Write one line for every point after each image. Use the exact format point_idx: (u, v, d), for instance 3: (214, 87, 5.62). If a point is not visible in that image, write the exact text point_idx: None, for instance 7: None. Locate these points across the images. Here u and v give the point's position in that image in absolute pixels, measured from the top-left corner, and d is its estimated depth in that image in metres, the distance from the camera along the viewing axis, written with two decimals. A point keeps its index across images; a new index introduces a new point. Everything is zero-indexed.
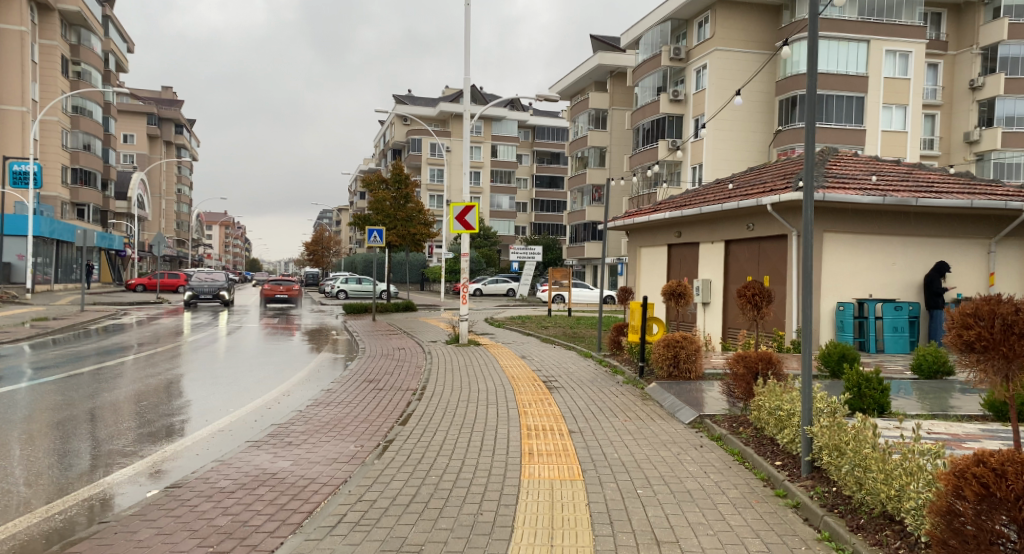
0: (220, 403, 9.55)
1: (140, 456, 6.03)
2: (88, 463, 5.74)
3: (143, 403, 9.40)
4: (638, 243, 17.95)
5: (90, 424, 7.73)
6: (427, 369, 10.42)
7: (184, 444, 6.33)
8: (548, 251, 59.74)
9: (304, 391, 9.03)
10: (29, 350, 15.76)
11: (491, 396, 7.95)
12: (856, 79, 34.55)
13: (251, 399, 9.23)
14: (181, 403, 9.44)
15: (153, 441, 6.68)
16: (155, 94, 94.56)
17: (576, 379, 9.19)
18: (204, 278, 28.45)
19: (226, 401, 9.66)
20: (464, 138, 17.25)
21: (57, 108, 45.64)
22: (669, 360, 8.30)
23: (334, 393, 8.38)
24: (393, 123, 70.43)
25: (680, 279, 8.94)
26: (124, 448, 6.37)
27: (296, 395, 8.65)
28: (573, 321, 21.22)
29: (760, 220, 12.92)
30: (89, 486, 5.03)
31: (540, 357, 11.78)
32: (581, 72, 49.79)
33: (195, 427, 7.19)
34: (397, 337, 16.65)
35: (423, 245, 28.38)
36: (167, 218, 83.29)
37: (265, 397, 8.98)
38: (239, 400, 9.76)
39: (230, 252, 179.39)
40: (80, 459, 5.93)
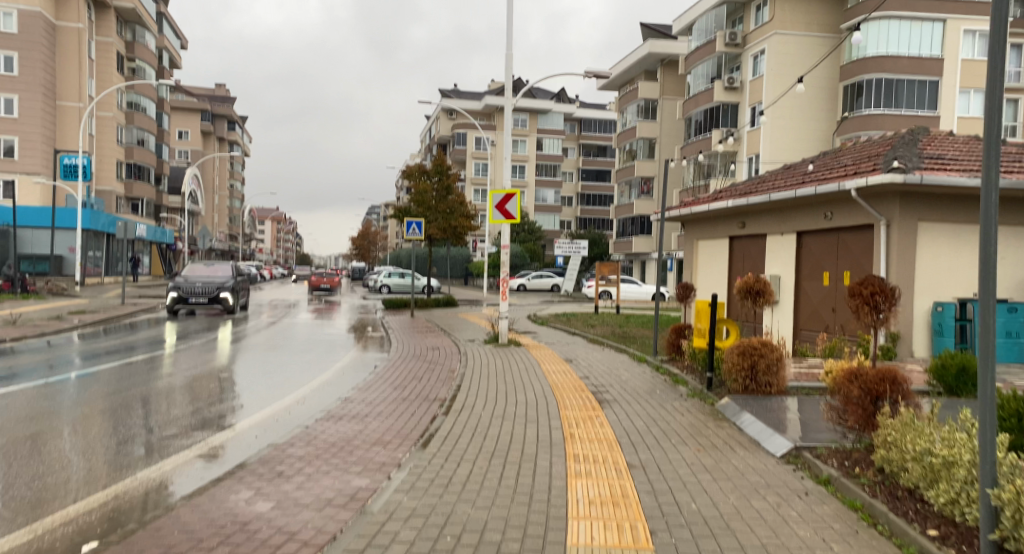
0: (233, 394, 8.57)
1: (120, 472, 5.03)
2: (52, 479, 4.75)
3: (155, 394, 8.53)
4: (694, 236, 16.48)
5: (86, 420, 6.80)
6: (460, 374, 9.26)
7: (168, 460, 5.30)
8: (594, 246, 58.21)
9: (323, 394, 7.99)
10: (77, 339, 15.48)
11: (531, 411, 6.73)
12: (930, 62, 32.12)
13: (270, 395, 8.26)
14: (195, 393, 8.52)
15: (139, 451, 5.67)
16: (209, 91, 96.41)
17: (633, 390, 7.90)
18: (201, 272, 21.96)
19: (244, 393, 8.71)
20: (507, 124, 15.94)
21: (111, 104, 46.34)
22: (746, 372, 6.96)
23: (354, 402, 7.31)
24: (439, 117, 69.84)
25: (757, 274, 7.57)
26: (103, 459, 5.39)
27: (312, 401, 7.65)
28: (622, 319, 19.91)
29: (841, 208, 11.34)
30: (39, 514, 4.03)
31: (587, 362, 10.51)
32: (631, 61, 47.96)
33: (193, 435, 6.19)
34: (434, 334, 15.67)
35: (464, 238, 27.45)
36: (218, 212, 84.72)
37: (281, 400, 7.95)
38: (257, 391, 8.78)
39: (282, 246, 183.22)
40: (52, 472, 4.96)
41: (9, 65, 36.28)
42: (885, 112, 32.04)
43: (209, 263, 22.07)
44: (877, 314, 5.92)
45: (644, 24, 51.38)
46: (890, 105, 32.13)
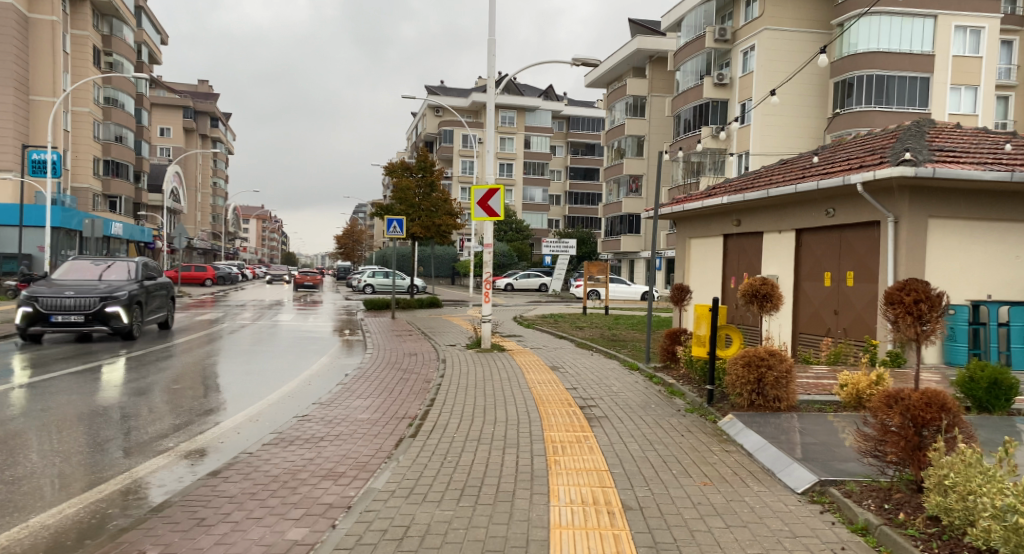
0: (185, 402, 7.72)
1: (21, 503, 4.17)
2: None
3: (101, 399, 7.66)
4: (686, 234, 15.77)
5: (6, 435, 5.91)
6: (437, 385, 8.44)
7: (86, 490, 4.45)
8: (582, 245, 57.60)
9: (281, 410, 7.14)
10: None
11: (512, 431, 5.95)
12: (922, 58, 31.66)
13: (225, 405, 7.41)
14: (140, 400, 7.64)
15: (54, 474, 4.83)
16: (191, 88, 94.71)
17: (627, 404, 7.15)
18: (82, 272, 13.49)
19: (196, 400, 7.85)
20: (491, 115, 15.15)
21: (86, 99, 45.00)
22: (752, 386, 6.22)
23: (310, 421, 6.47)
24: (425, 114, 68.87)
25: (762, 276, 6.81)
26: (7, 484, 4.54)
27: (268, 418, 6.81)
28: (611, 320, 19.21)
29: (845, 204, 10.62)
30: None
31: (575, 369, 9.74)
32: (619, 58, 47.23)
33: (122, 454, 5.37)
34: (414, 338, 14.80)
35: (449, 237, 26.53)
36: (201, 210, 83.28)
37: (233, 415, 7.07)
38: (211, 399, 7.92)
39: (266, 245, 181.53)
40: None
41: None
42: (876, 109, 31.56)
43: (96, 257, 13.59)
44: (919, 322, 5.01)
45: (633, 20, 50.69)
46: (881, 102, 31.62)
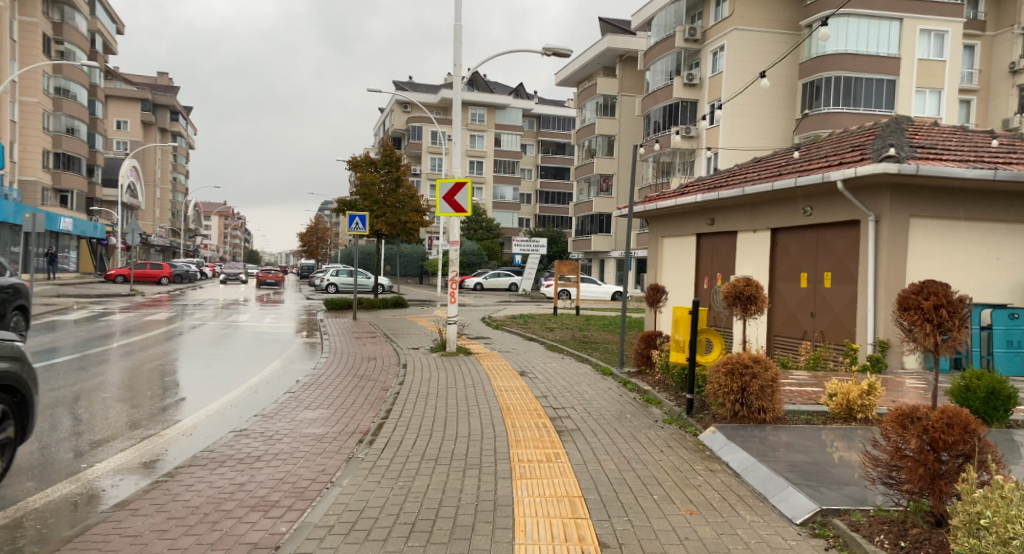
0: (109, 410, 6.94)
1: None
2: None
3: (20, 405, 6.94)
4: (658, 232, 15.38)
5: None
6: (395, 392, 7.83)
7: None
8: (551, 244, 57.32)
9: (219, 424, 6.42)
10: None
11: (474, 447, 5.37)
12: (887, 61, 31.90)
13: (159, 415, 6.69)
14: (61, 409, 6.86)
15: None
16: (151, 80, 92.01)
17: (601, 415, 6.60)
18: None
19: (128, 406, 7.11)
20: (458, 110, 13.22)
21: (36, 89, 43.09)
22: (735, 395, 5.74)
23: (249, 436, 5.79)
24: (393, 111, 67.84)
25: (747, 276, 6.32)
26: None
27: (203, 432, 6.10)
28: (582, 321, 18.72)
29: (823, 202, 10.28)
30: None
31: (544, 374, 9.23)
32: (588, 56, 46.96)
33: (26, 473, 4.67)
34: (375, 341, 14.10)
35: (415, 234, 25.61)
36: (161, 207, 80.95)
37: (163, 426, 6.33)
38: (144, 406, 7.16)
39: (230, 243, 177.87)
40: None
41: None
42: (843, 111, 31.82)
43: None
44: (939, 332, 4.07)
45: (603, 19, 50.48)
46: (848, 103, 31.86)
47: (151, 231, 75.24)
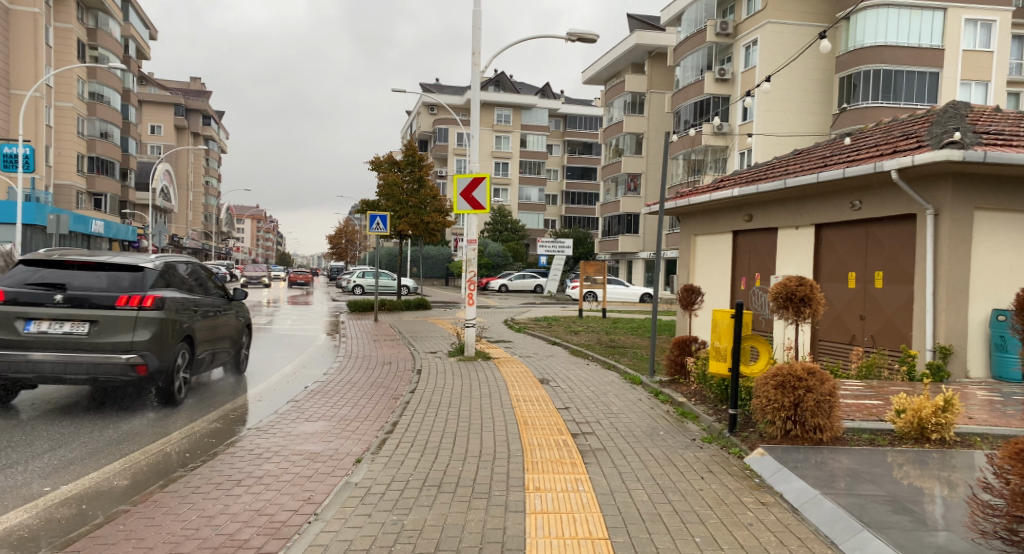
0: (98, 421, 6.42)
1: None
2: None
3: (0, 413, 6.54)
4: (690, 230, 14.56)
5: None
6: (407, 401, 7.22)
7: None
8: (579, 245, 56.52)
9: (206, 438, 5.89)
10: None
11: (484, 471, 4.68)
12: (930, 53, 30.52)
13: (149, 426, 6.22)
14: (47, 418, 6.38)
15: None
16: (183, 85, 93.38)
17: (631, 432, 5.88)
18: None
19: (118, 417, 6.60)
20: (477, 110, 12.05)
21: (70, 93, 43.57)
22: (786, 412, 4.97)
23: (238, 453, 5.20)
24: (419, 113, 67.66)
25: (799, 275, 5.51)
26: None
27: (189, 448, 5.53)
28: (609, 324, 17.91)
29: (873, 195, 9.42)
30: None
31: (568, 381, 8.57)
32: (617, 54, 46.05)
33: None
34: (393, 345, 13.51)
35: (438, 235, 25.03)
36: (194, 210, 81.96)
37: (151, 442, 5.77)
38: (136, 416, 6.65)
39: (261, 245, 180.02)
40: None
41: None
42: (883, 105, 30.27)
43: None
44: None
45: (631, 16, 49.54)
46: (889, 97, 30.36)
47: (182, 234, 76.16)
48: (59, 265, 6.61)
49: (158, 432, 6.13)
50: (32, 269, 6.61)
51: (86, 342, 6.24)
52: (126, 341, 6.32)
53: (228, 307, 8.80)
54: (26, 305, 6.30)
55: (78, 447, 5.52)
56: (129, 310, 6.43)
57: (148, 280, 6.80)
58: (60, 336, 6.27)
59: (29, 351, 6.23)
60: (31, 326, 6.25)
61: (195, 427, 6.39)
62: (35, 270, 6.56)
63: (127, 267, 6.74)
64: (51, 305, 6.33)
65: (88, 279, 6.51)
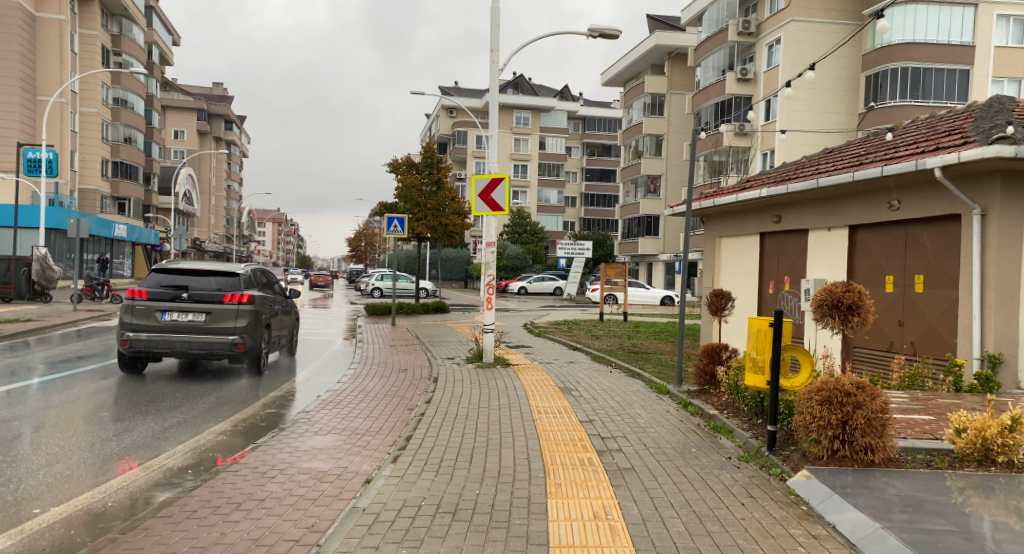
0: (101, 438, 6.18)
1: None
2: None
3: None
4: (715, 231, 14.08)
5: None
6: (422, 413, 6.87)
7: None
8: (598, 247, 56.07)
9: (210, 453, 5.62)
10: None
11: (501, 496, 4.31)
12: (961, 49, 29.62)
13: (148, 444, 5.93)
14: (49, 436, 6.16)
15: None
16: (206, 90, 94.41)
17: (660, 449, 5.47)
18: None
19: (123, 433, 6.34)
20: (495, 115, 11.42)
21: (95, 99, 44.06)
22: (833, 431, 4.53)
23: (241, 472, 4.88)
24: (438, 115, 67.61)
25: (846, 280, 5.07)
26: None
27: (192, 465, 5.25)
28: (630, 328, 17.45)
29: (913, 194, 8.92)
30: None
31: (591, 390, 8.18)
32: (637, 54, 45.53)
33: None
34: (409, 350, 13.20)
35: (457, 238, 24.74)
36: (215, 213, 82.71)
37: (151, 459, 5.49)
38: (139, 433, 6.37)
39: (283, 248, 181.60)
40: None
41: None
42: (912, 103, 29.45)
43: None
44: None
45: (651, 16, 48.96)
46: (917, 96, 29.52)
47: (203, 237, 76.81)
48: (181, 272, 9.22)
49: (254, 392, 8.75)
50: (161, 275, 9.21)
51: (205, 327, 8.86)
52: (233, 326, 8.96)
53: (286, 301, 11.56)
54: (161, 301, 8.88)
55: (207, 400, 8.10)
56: (232, 305, 9.08)
57: (241, 283, 9.43)
58: (187, 324, 8.90)
59: (165, 333, 8.83)
60: (165, 316, 8.84)
61: (278, 389, 9.05)
62: (164, 276, 9.15)
63: (228, 273, 9.39)
64: (178, 301, 8.93)
65: (204, 283, 9.12)
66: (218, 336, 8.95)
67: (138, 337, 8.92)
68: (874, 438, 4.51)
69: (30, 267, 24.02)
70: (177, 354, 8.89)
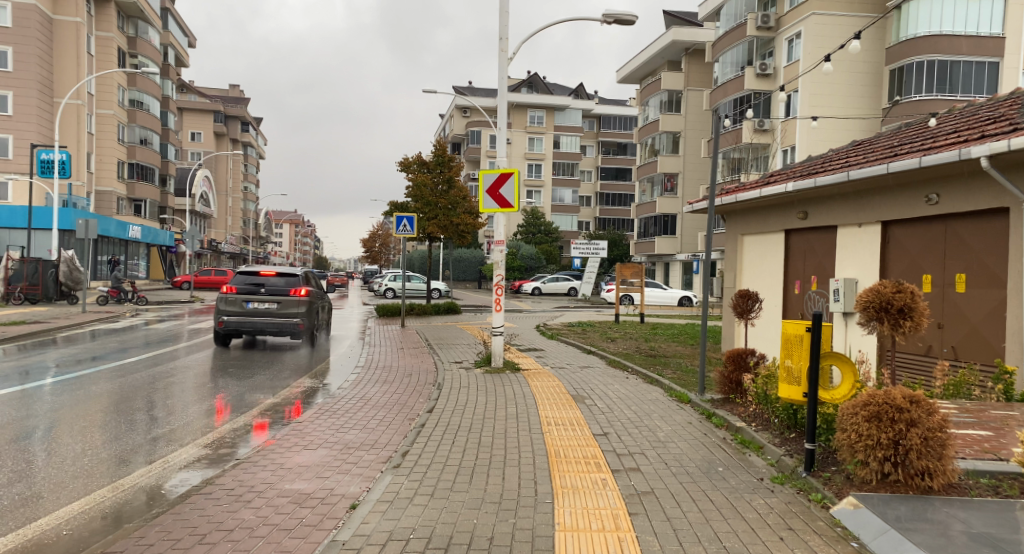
0: (79, 453, 5.75)
1: None
2: None
3: None
4: (737, 229, 13.45)
5: None
6: (422, 424, 6.34)
7: None
8: (613, 247, 55.44)
9: (190, 470, 5.17)
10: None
11: (501, 528, 3.77)
12: (990, 41, 28.59)
13: (126, 457, 5.48)
14: (25, 450, 5.75)
15: None
16: (222, 92, 94.82)
17: (681, 468, 4.91)
18: None
19: (104, 449, 5.93)
20: (504, 115, 10.76)
21: (111, 101, 44.13)
22: (884, 452, 3.94)
23: (220, 495, 4.41)
24: (452, 116, 67.21)
25: (894, 279, 4.54)
26: None
27: (169, 484, 4.81)
28: (647, 330, 16.85)
29: (954, 186, 8.27)
30: None
31: (605, 398, 7.60)
32: (653, 51, 44.78)
33: None
34: (416, 354, 12.70)
35: (469, 238, 24.26)
36: (232, 215, 83.01)
37: (131, 477, 5.08)
38: (120, 447, 5.95)
39: (299, 249, 182.42)
40: None
41: (3, 60, 34.67)
42: (938, 97, 28.47)
43: None
44: None
45: (667, 12, 48.14)
46: (944, 90, 28.54)
47: (220, 238, 77.02)
48: (257, 273, 12.89)
49: (311, 358, 12.39)
50: (243, 275, 12.89)
51: (278, 313, 12.54)
52: (297, 311, 12.62)
53: (324, 294, 15.20)
54: (246, 293, 12.56)
55: (275, 366, 11.32)
56: (297, 297, 12.79)
57: (301, 281, 13.12)
58: (265, 310, 12.64)
59: (249, 316, 12.52)
60: (249, 304, 12.54)
61: (326, 358, 12.56)
62: (246, 276, 12.81)
63: (290, 274, 13.05)
64: (258, 294, 12.64)
65: (276, 281, 12.81)
66: (286, 319, 12.65)
67: (229, 320, 12.62)
68: (935, 461, 3.89)
69: (57, 268, 24.13)
70: (257, 331, 12.59)
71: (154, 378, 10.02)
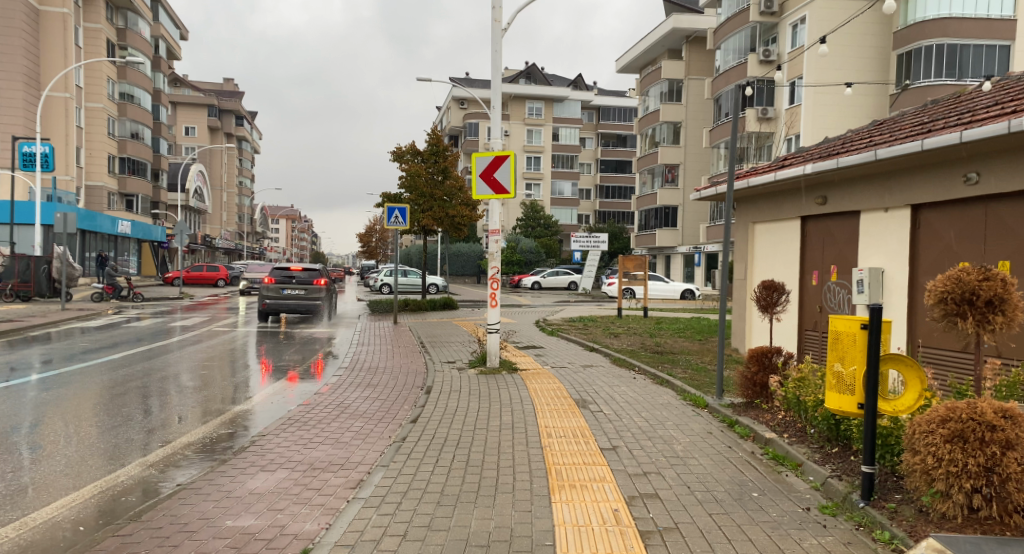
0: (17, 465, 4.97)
1: None
2: None
3: None
4: (749, 217, 12.61)
5: None
6: (403, 437, 5.50)
7: None
8: (614, 240, 54.66)
9: (140, 489, 4.40)
10: None
11: None
12: (1000, 24, 27.67)
13: (65, 474, 4.72)
14: None
15: None
16: (217, 86, 93.60)
17: (708, 493, 4.08)
18: None
19: (47, 459, 5.15)
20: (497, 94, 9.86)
21: (100, 94, 43.01)
22: (973, 482, 3.11)
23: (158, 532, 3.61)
24: (449, 108, 66.21)
25: (966, 264, 3.79)
26: None
27: (107, 508, 4.03)
28: (651, 325, 16.08)
29: (997, 163, 7.44)
30: None
31: (612, 403, 6.76)
32: (653, 38, 43.78)
33: None
34: (407, 352, 11.89)
35: (465, 230, 23.42)
36: (228, 210, 82.09)
37: (73, 494, 4.32)
38: (64, 458, 5.18)
39: (297, 245, 181.29)
40: None
41: None
42: (949, 82, 27.42)
43: None
44: None
45: None
46: (953, 74, 27.58)
47: (215, 234, 75.95)
48: (288, 267, 16.81)
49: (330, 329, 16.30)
50: (277, 268, 16.72)
51: (307, 297, 16.50)
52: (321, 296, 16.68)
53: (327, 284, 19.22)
54: (283, 281, 16.46)
55: (298, 339, 14.35)
56: (318, 286, 16.85)
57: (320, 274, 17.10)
58: (296, 295, 16.56)
59: (285, 299, 16.42)
60: (284, 291, 16.45)
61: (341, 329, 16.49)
62: (279, 269, 16.66)
63: (312, 267, 17.09)
64: (289, 282, 16.56)
65: (303, 273, 16.74)
66: (312, 301, 16.65)
67: (267, 302, 16.40)
68: None
69: (50, 265, 23.23)
70: (290, 311, 16.49)
71: (128, 376, 9.27)
